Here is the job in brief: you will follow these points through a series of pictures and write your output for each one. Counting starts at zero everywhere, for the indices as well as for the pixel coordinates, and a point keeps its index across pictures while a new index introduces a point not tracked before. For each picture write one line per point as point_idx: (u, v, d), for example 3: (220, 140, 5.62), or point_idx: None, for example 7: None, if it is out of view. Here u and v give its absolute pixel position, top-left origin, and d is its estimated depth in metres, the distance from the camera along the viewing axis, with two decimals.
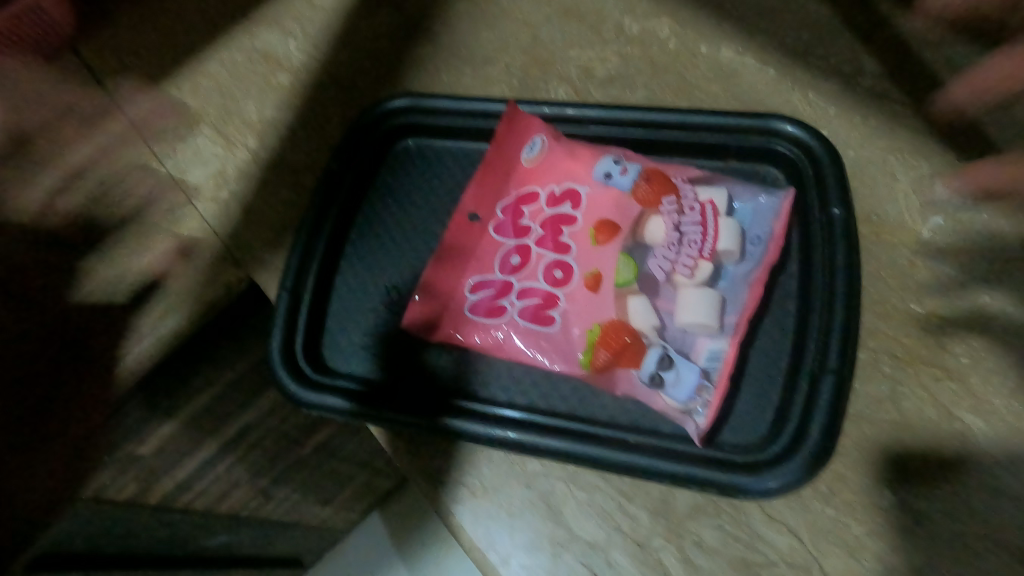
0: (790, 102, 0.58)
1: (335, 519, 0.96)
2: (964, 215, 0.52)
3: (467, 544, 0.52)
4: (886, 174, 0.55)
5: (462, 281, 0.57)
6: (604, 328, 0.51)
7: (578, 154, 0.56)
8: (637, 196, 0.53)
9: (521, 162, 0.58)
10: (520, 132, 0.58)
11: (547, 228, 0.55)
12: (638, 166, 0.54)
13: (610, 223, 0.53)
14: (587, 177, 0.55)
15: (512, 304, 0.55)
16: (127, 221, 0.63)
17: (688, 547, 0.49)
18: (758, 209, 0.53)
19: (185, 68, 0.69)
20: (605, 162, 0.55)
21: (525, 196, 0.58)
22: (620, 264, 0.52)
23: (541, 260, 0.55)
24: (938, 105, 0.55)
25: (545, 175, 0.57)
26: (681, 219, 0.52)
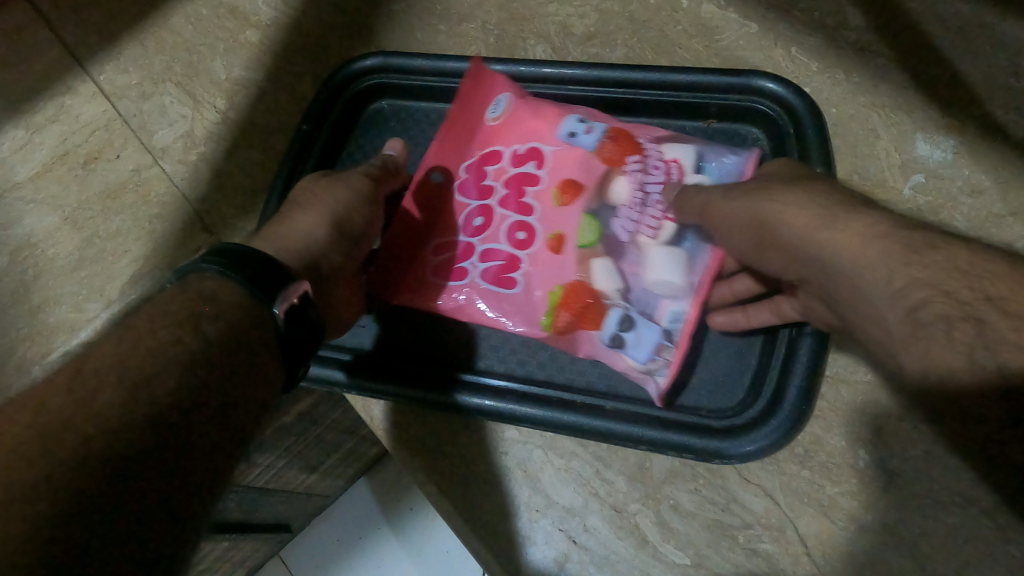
0: (772, 57, 0.56)
1: (324, 485, 0.96)
2: (944, 170, 0.51)
3: (446, 510, 0.52)
4: (869, 132, 0.53)
5: (423, 242, 0.54)
6: (565, 290, 0.50)
7: (544, 113, 0.53)
8: (601, 155, 0.51)
9: (488, 122, 0.55)
10: (484, 91, 0.55)
11: (510, 188, 0.53)
12: (603, 125, 0.52)
13: (575, 183, 0.51)
14: (551, 135, 0.52)
15: (473, 266, 0.53)
16: (95, 186, 0.64)
17: (664, 511, 0.49)
18: (725, 167, 0.50)
19: (148, 23, 0.66)
20: (573, 123, 0.52)
21: (490, 154, 0.55)
22: (582, 224, 0.50)
23: (505, 221, 0.53)
24: (924, 58, 0.54)
25: (511, 134, 0.54)
26: (646, 177, 0.50)
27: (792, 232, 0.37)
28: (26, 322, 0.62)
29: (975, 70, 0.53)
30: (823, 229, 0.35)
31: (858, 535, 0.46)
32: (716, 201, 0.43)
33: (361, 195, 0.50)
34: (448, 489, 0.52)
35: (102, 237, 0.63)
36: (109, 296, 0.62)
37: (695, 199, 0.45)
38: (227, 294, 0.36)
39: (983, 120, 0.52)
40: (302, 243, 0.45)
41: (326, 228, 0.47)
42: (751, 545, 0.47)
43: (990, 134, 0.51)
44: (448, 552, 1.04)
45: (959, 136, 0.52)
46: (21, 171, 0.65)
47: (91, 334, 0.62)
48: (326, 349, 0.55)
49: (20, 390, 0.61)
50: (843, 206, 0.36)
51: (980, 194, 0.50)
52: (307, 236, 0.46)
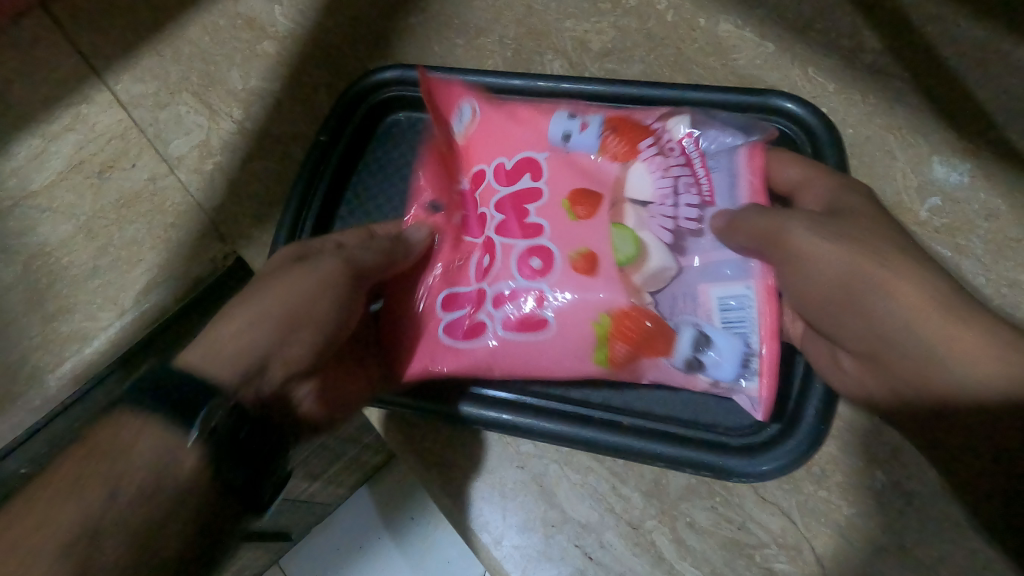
0: (789, 77, 0.57)
1: (326, 493, 0.96)
2: (961, 194, 0.52)
3: (460, 524, 0.52)
4: (886, 153, 0.54)
5: (430, 297, 0.49)
6: (614, 318, 0.44)
7: (522, 121, 0.50)
8: (608, 151, 0.48)
9: (460, 146, 0.51)
10: (440, 105, 0.52)
11: (508, 211, 0.48)
12: (598, 118, 0.49)
13: (586, 192, 0.46)
14: (544, 144, 0.49)
15: (490, 317, 0.47)
16: (110, 195, 0.64)
17: (680, 529, 0.49)
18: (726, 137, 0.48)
19: (163, 32, 0.65)
20: (558, 125, 0.49)
21: (472, 183, 0.50)
22: (615, 237, 0.45)
23: (515, 249, 0.47)
24: (939, 82, 0.54)
25: (493, 150, 0.50)
26: (665, 167, 0.47)
27: (900, 310, 0.37)
28: (39, 329, 0.62)
29: (990, 94, 0.53)
30: (949, 323, 0.36)
31: (875, 556, 0.46)
32: (794, 232, 0.40)
33: (318, 283, 0.43)
34: (463, 504, 0.52)
35: (116, 245, 0.63)
36: (122, 305, 0.62)
37: (766, 219, 0.41)
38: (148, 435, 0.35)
39: (997, 144, 0.52)
40: (247, 353, 0.40)
41: (273, 332, 0.41)
42: (769, 565, 0.47)
43: (1006, 159, 0.52)
44: (449, 562, 1.02)
45: (974, 160, 0.52)
46: (36, 180, 0.65)
47: (104, 343, 0.62)
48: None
49: (35, 400, 0.60)
50: (948, 299, 0.37)
51: (996, 219, 0.51)
52: (251, 343, 0.40)
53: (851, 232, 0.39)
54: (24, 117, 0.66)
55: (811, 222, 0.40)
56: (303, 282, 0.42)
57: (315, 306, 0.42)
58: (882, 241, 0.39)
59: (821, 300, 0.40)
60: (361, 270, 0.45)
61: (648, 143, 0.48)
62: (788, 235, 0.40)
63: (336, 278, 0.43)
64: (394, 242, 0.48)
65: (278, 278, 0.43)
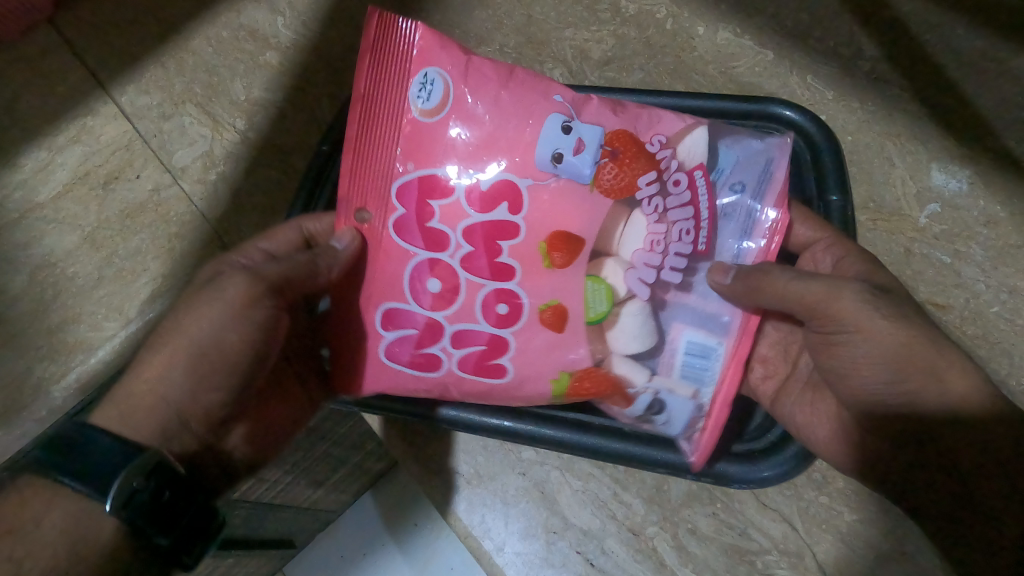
0: (788, 85, 0.57)
1: (330, 500, 0.96)
2: (960, 202, 0.53)
3: (462, 531, 0.53)
4: (885, 161, 0.54)
5: (367, 310, 0.43)
6: (579, 378, 0.43)
7: (509, 119, 0.41)
8: (603, 185, 0.41)
9: (423, 129, 0.41)
10: (392, 63, 0.42)
11: (477, 243, 0.41)
12: (598, 131, 0.42)
13: (566, 235, 0.41)
14: (534, 164, 0.41)
15: (444, 353, 0.44)
16: (114, 207, 0.65)
17: (681, 535, 0.49)
18: (737, 164, 0.44)
19: (168, 45, 0.66)
20: (551, 125, 0.41)
21: (431, 188, 0.41)
22: (590, 291, 0.42)
23: (477, 295, 0.42)
24: (938, 89, 0.54)
25: (465, 159, 0.41)
26: (666, 210, 0.42)
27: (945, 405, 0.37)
28: (45, 339, 0.64)
29: (989, 101, 0.53)
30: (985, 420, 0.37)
31: (876, 561, 0.47)
32: (845, 302, 0.39)
33: (232, 316, 0.39)
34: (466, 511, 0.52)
35: (120, 256, 0.64)
36: (127, 315, 0.64)
37: (820, 284, 0.39)
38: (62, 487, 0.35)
39: (996, 151, 0.53)
40: (159, 402, 0.39)
41: (187, 374, 0.39)
42: (769, 571, 0.48)
43: (1004, 166, 0.52)
44: (452, 569, 1.02)
45: (973, 167, 0.53)
46: (43, 192, 0.65)
47: (109, 353, 0.63)
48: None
49: (37, 411, 0.63)
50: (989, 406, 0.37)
51: (995, 226, 0.52)
52: (167, 392, 0.39)
53: (900, 309, 0.39)
54: (27, 129, 0.66)
55: (867, 293, 0.39)
56: (211, 313, 0.39)
57: (225, 339, 0.39)
58: (917, 322, 0.39)
59: (852, 363, 0.39)
60: (282, 286, 0.41)
61: (649, 175, 0.42)
62: (840, 299, 0.39)
63: (254, 309, 0.39)
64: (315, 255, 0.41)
65: (194, 311, 0.39)
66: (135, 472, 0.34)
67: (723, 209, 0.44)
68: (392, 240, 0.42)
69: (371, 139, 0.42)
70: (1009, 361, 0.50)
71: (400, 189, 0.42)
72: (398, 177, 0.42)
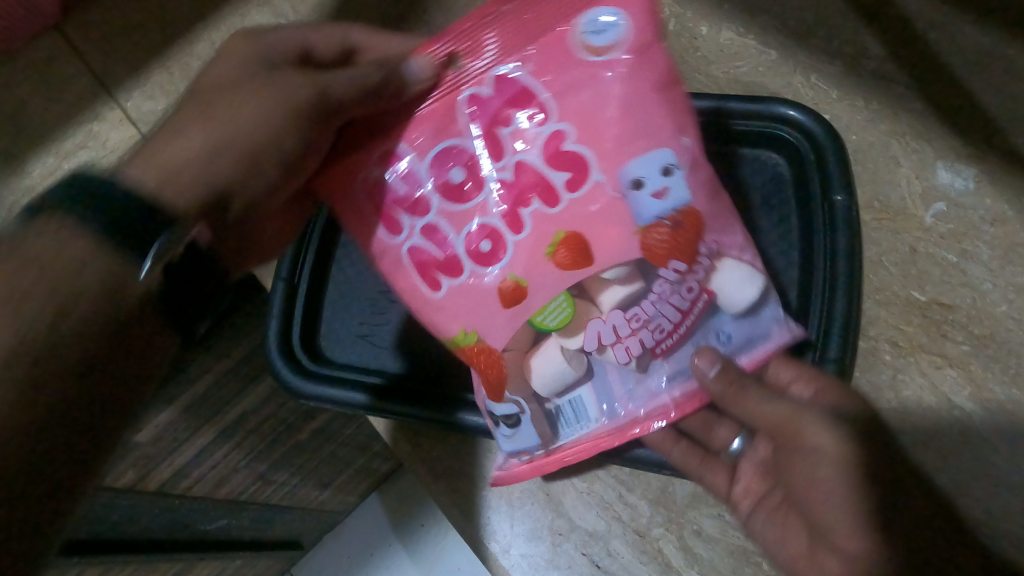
0: (792, 84, 0.57)
1: (338, 500, 0.96)
2: (966, 200, 0.52)
3: (468, 532, 0.53)
4: (890, 159, 0.54)
5: (406, 135, 0.47)
6: (473, 347, 0.46)
7: (630, 123, 0.43)
8: (645, 241, 0.43)
9: (569, 55, 0.44)
10: (623, 2, 0.43)
11: (519, 180, 0.45)
12: (683, 200, 0.43)
13: (583, 245, 0.43)
14: (615, 168, 0.43)
15: (410, 229, 0.47)
16: None
17: (687, 536, 0.49)
18: (753, 328, 0.45)
19: (172, 50, 0.67)
20: (657, 157, 0.43)
21: (527, 103, 0.45)
22: (553, 303, 0.44)
23: (475, 219, 0.46)
24: (944, 87, 0.54)
25: (576, 111, 0.44)
26: (667, 295, 0.44)
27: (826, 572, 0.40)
28: None
29: (996, 99, 0.53)
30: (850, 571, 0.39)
31: None
32: (810, 423, 0.42)
33: (286, 116, 0.44)
34: (471, 513, 0.52)
35: None
36: None
37: (786, 409, 0.43)
38: (87, 253, 0.36)
39: (1003, 149, 0.52)
40: (199, 179, 0.41)
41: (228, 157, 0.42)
42: None
43: (1010, 163, 0.52)
44: (460, 569, 1.02)
45: (980, 165, 0.52)
46: None
47: None
48: (355, 372, 0.55)
49: None
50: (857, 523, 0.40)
51: (1002, 224, 0.51)
52: (243, 134, 0.43)
53: (857, 430, 0.42)
54: (36, 136, 0.67)
55: (828, 416, 0.42)
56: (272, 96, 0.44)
57: (271, 126, 0.43)
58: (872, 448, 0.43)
59: (806, 468, 0.42)
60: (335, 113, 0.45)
61: (680, 265, 0.43)
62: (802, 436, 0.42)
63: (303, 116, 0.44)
64: (386, 78, 0.45)
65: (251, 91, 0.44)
66: (172, 242, 0.38)
67: (709, 331, 0.45)
68: (465, 114, 0.46)
69: (532, 29, 0.45)
70: (1018, 361, 0.49)
71: (506, 80, 0.45)
72: (511, 67, 0.45)
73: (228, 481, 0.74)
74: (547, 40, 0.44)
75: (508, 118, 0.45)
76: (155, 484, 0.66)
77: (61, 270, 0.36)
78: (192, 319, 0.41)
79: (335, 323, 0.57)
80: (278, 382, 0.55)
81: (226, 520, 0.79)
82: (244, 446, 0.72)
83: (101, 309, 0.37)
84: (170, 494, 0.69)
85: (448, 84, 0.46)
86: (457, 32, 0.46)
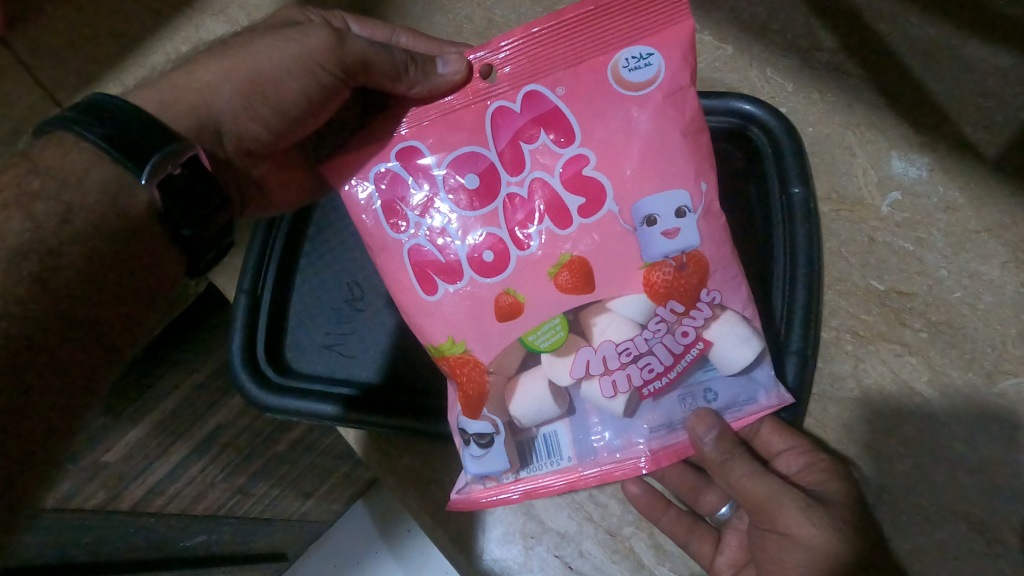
0: (748, 78, 0.57)
1: (319, 511, 0.95)
2: (919, 188, 0.53)
3: (442, 539, 0.53)
4: (845, 150, 0.55)
5: (426, 133, 0.45)
6: (458, 360, 0.45)
7: (651, 161, 0.42)
8: (652, 277, 0.43)
9: (604, 84, 0.43)
10: (669, 38, 0.42)
11: (534, 199, 0.44)
12: (694, 245, 0.42)
13: (587, 272, 0.43)
14: (632, 199, 0.43)
15: (412, 228, 0.45)
16: None
17: (658, 533, 0.49)
18: (744, 388, 0.45)
19: (126, 63, 0.67)
20: (673, 198, 0.42)
21: (551, 123, 0.43)
22: (547, 325, 0.44)
23: (481, 228, 0.44)
24: (895, 78, 0.55)
25: (599, 139, 0.43)
26: (662, 336, 0.43)
27: None
28: None
29: (944, 88, 0.54)
30: None
31: None
32: (787, 508, 0.43)
33: (296, 64, 0.44)
34: (444, 520, 0.52)
35: None
36: None
37: (767, 486, 0.44)
38: (91, 161, 0.38)
39: (954, 137, 0.53)
40: (199, 104, 0.45)
41: (236, 96, 0.45)
42: None
43: (960, 151, 0.53)
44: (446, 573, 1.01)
45: (932, 153, 0.53)
46: None
47: None
48: (323, 383, 0.55)
49: None
50: None
51: (955, 211, 0.52)
52: (256, 66, 0.45)
53: (835, 522, 0.42)
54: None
55: (807, 506, 0.43)
56: (296, 48, 0.44)
57: (282, 81, 0.45)
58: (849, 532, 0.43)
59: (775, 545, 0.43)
60: (355, 73, 0.45)
61: (678, 308, 0.43)
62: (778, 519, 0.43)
63: (320, 72, 0.45)
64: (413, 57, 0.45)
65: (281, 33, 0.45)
66: (165, 158, 0.38)
67: (697, 382, 0.45)
68: (489, 122, 0.44)
69: (569, 46, 0.44)
70: (974, 345, 0.50)
71: (536, 97, 0.44)
72: (544, 86, 0.43)
73: (204, 497, 0.73)
74: (587, 68, 0.43)
75: (529, 137, 0.44)
76: (128, 504, 0.65)
77: (66, 180, 0.38)
78: (183, 229, 0.40)
79: (300, 334, 0.56)
80: (245, 396, 0.55)
81: (205, 536, 0.77)
82: (218, 461, 0.71)
83: (99, 215, 0.38)
84: (144, 513, 0.68)
85: (478, 94, 0.45)
86: (490, 52, 0.45)
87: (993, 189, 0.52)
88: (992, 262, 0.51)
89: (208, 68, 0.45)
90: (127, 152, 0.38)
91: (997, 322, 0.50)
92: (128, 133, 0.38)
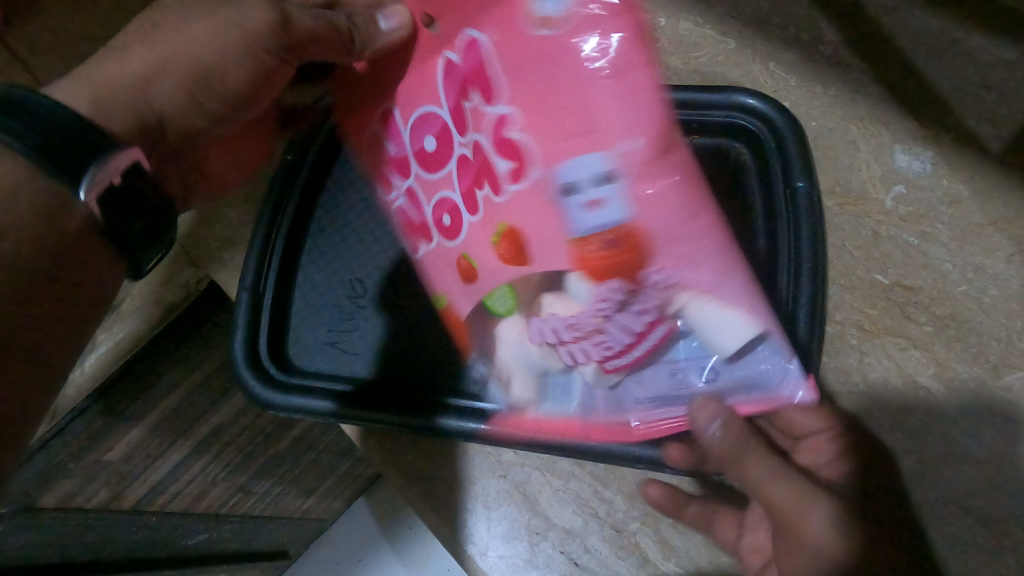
0: (751, 72, 0.57)
1: (322, 508, 0.95)
2: (924, 182, 0.53)
3: (446, 536, 0.52)
4: (849, 144, 0.54)
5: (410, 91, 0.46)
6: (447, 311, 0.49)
7: (563, 120, 0.36)
8: (579, 253, 0.38)
9: (521, 30, 0.37)
10: None
11: (478, 161, 0.42)
12: (619, 217, 0.36)
13: (520, 241, 0.41)
14: (553, 165, 0.37)
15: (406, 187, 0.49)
16: None
17: (664, 528, 0.49)
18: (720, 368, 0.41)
19: None
20: (592, 162, 0.36)
21: (479, 80, 0.40)
22: (499, 292, 0.44)
23: (444, 191, 0.45)
24: (898, 72, 0.55)
25: (523, 95, 0.38)
26: (611, 316, 0.40)
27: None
28: None
29: (948, 81, 0.54)
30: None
31: None
32: (809, 515, 0.40)
33: (238, 48, 0.50)
34: (449, 517, 0.52)
35: None
36: None
37: (790, 490, 0.41)
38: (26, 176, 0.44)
39: (958, 130, 0.53)
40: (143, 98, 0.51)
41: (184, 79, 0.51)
42: None
43: (964, 145, 0.53)
44: (449, 569, 1.01)
45: (936, 146, 0.53)
46: None
47: None
48: (323, 378, 0.54)
49: None
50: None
51: (959, 205, 0.52)
52: (198, 47, 0.51)
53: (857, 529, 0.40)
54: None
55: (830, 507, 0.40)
56: (228, 18, 0.50)
57: (221, 63, 0.51)
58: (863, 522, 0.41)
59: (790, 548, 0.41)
60: (293, 49, 0.50)
61: (622, 286, 0.38)
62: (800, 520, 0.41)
63: (260, 52, 0.50)
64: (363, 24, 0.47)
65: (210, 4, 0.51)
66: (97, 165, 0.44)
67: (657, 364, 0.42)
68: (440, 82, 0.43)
69: None
70: (979, 339, 0.50)
71: (474, 47, 0.40)
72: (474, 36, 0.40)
73: (206, 495, 0.73)
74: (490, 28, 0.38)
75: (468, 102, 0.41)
76: (129, 504, 0.66)
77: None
78: (134, 227, 0.48)
79: (304, 333, 0.56)
80: (248, 394, 0.54)
81: (208, 534, 0.77)
82: (219, 459, 0.71)
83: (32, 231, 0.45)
84: (146, 511, 0.68)
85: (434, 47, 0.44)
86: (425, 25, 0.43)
87: (997, 183, 0.52)
88: (997, 255, 0.51)
89: (138, 59, 0.51)
90: (65, 161, 0.44)
91: (1002, 316, 0.50)
92: (47, 135, 0.43)
